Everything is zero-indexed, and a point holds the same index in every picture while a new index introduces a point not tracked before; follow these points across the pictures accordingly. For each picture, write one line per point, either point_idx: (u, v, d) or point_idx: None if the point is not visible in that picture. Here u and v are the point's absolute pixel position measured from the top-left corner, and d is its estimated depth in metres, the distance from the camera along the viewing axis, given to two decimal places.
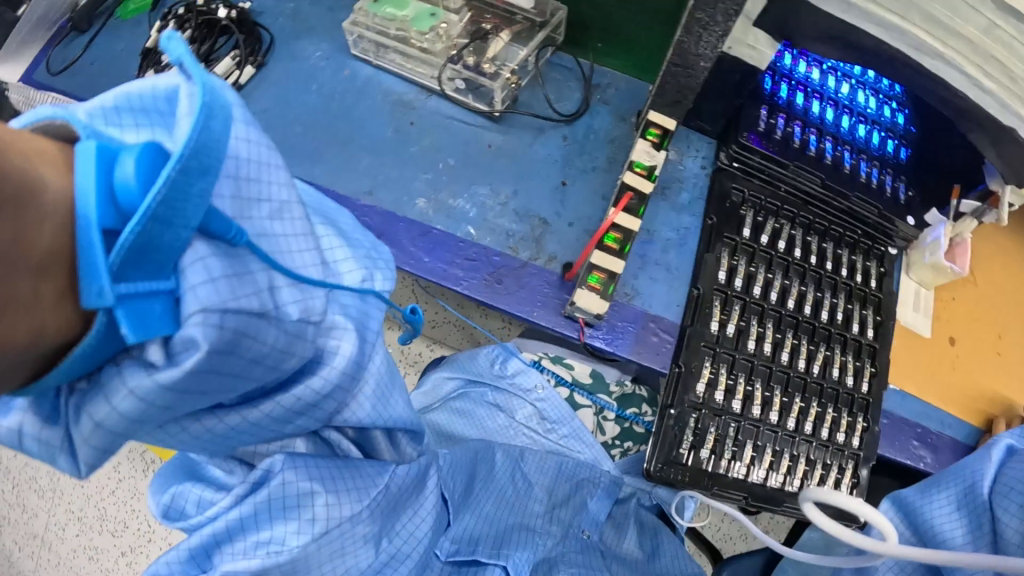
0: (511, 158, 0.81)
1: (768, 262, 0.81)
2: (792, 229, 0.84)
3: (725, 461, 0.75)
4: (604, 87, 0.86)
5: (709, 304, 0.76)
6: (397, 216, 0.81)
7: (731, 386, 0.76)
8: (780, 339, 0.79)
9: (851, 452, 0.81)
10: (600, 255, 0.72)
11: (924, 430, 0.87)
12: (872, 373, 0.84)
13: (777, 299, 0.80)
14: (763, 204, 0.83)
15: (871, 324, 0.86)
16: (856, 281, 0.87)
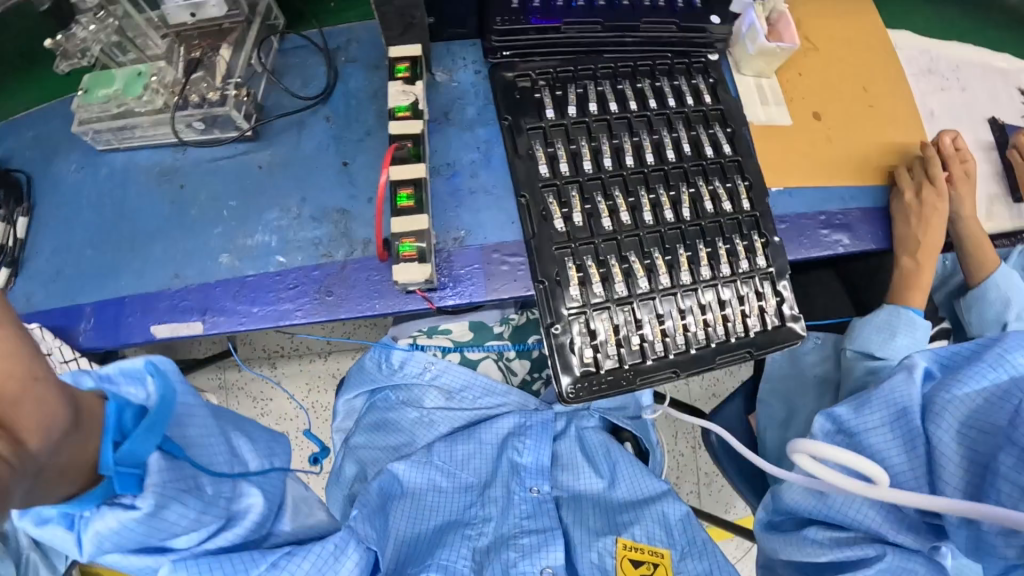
0: (285, 168, 0.75)
1: (587, 133, 0.74)
2: (598, 87, 0.77)
3: (639, 348, 0.69)
4: (345, 46, 0.79)
5: (543, 204, 0.70)
6: (210, 282, 0.76)
7: (607, 272, 0.70)
8: (635, 201, 0.74)
9: (762, 273, 0.75)
10: (400, 220, 0.63)
11: (828, 215, 0.82)
12: (747, 186, 0.79)
13: (613, 163, 0.74)
14: (556, 79, 0.76)
15: (725, 141, 0.80)
16: (689, 105, 0.81)
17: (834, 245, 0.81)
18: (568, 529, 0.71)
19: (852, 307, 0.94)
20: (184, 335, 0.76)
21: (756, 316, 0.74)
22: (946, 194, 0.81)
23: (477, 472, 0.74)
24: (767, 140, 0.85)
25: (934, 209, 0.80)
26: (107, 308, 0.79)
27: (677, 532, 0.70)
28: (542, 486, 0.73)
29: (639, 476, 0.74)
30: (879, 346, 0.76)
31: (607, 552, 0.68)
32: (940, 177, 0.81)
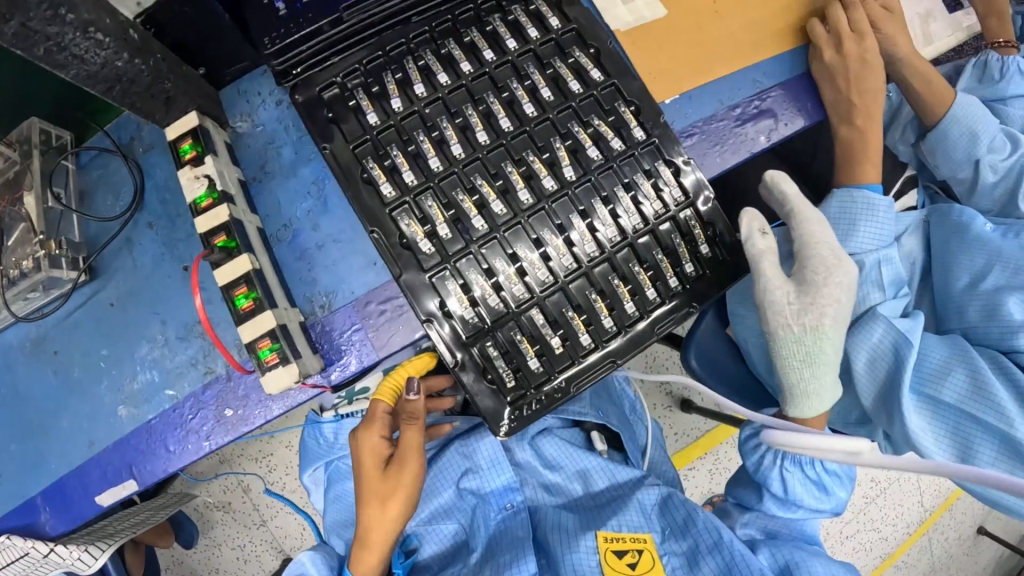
0: (134, 297, 0.68)
1: (424, 124, 0.61)
2: (419, 63, 0.63)
3: (562, 349, 0.60)
4: (136, 136, 0.71)
5: (398, 231, 0.58)
6: (121, 440, 0.70)
7: (499, 279, 0.59)
8: (505, 183, 0.60)
9: (681, 209, 0.61)
10: (248, 325, 0.56)
11: (738, 107, 0.70)
12: (635, 109, 0.62)
13: (465, 147, 0.61)
14: (365, 76, 0.62)
15: (591, 64, 0.63)
16: (535, 39, 0.63)
17: (759, 138, 0.70)
18: (548, 541, 0.72)
19: (800, 186, 0.86)
20: (128, 495, 0.72)
21: (689, 260, 0.62)
22: (870, 41, 0.72)
23: (454, 512, 0.78)
24: (642, 47, 0.70)
25: (860, 63, 0.71)
26: (53, 493, 0.74)
27: (656, 516, 0.73)
28: (514, 499, 0.77)
29: (609, 472, 0.77)
30: (839, 241, 0.73)
31: (589, 551, 0.68)
32: (859, 25, 0.72)
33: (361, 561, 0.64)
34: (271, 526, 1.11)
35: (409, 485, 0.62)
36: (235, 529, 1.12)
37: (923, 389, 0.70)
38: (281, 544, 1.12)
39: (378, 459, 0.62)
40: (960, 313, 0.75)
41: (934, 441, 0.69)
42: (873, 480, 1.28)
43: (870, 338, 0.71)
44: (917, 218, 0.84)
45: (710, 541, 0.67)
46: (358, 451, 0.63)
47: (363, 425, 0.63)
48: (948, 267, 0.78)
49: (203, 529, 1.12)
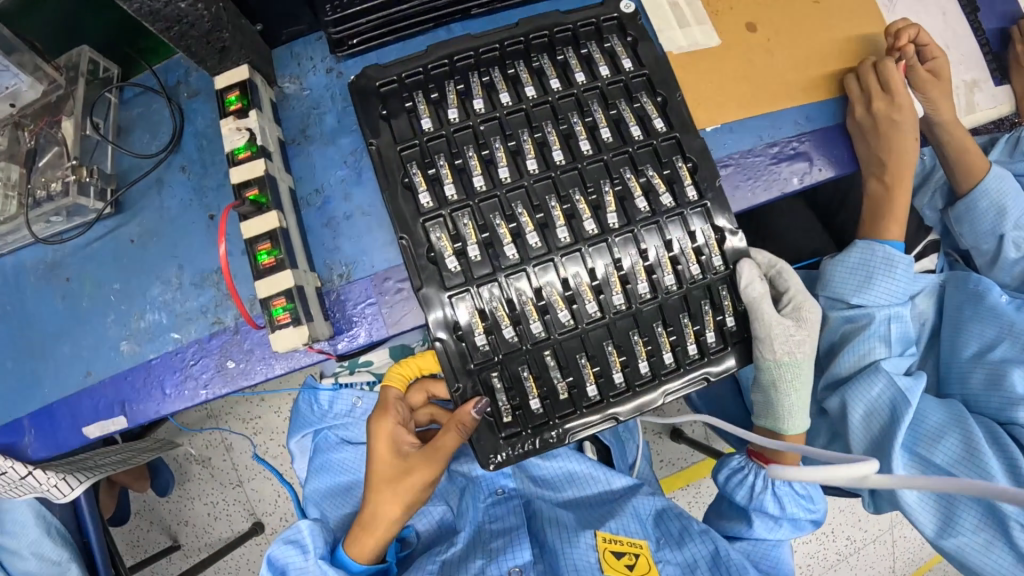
0: (154, 236, 0.69)
1: (475, 140, 0.61)
2: (483, 79, 0.63)
3: (567, 394, 0.60)
4: (183, 79, 0.72)
5: (428, 243, 0.58)
6: (118, 375, 0.71)
7: (520, 313, 0.58)
8: (546, 216, 0.59)
9: (718, 280, 0.61)
10: (265, 281, 0.57)
11: (777, 145, 0.71)
12: (692, 167, 0.61)
13: (512, 171, 0.60)
14: (428, 82, 0.63)
15: (655, 113, 0.62)
16: (604, 77, 0.63)
17: (794, 180, 0.71)
18: (544, 531, 0.73)
19: (822, 234, 0.87)
20: (116, 430, 0.72)
21: (712, 329, 0.62)
22: (905, 103, 0.72)
23: (443, 495, 0.79)
24: (692, 71, 0.71)
25: (892, 124, 0.71)
26: (40, 417, 0.75)
27: (651, 524, 0.74)
28: (505, 484, 0.78)
29: (607, 476, 0.78)
30: (851, 291, 0.74)
31: (587, 548, 0.69)
32: (896, 83, 0.71)
33: (357, 542, 0.63)
34: (246, 488, 1.11)
35: (422, 475, 0.62)
36: (213, 485, 1.12)
37: (916, 449, 0.71)
38: (253, 507, 1.12)
39: (390, 446, 0.64)
40: (963, 380, 0.76)
41: (918, 500, 0.70)
42: (848, 538, 1.28)
43: (870, 391, 0.72)
44: (934, 281, 0.85)
45: (706, 554, 0.69)
46: (371, 440, 0.65)
47: (376, 413, 0.65)
48: (956, 336, 0.79)
49: (180, 479, 1.12)
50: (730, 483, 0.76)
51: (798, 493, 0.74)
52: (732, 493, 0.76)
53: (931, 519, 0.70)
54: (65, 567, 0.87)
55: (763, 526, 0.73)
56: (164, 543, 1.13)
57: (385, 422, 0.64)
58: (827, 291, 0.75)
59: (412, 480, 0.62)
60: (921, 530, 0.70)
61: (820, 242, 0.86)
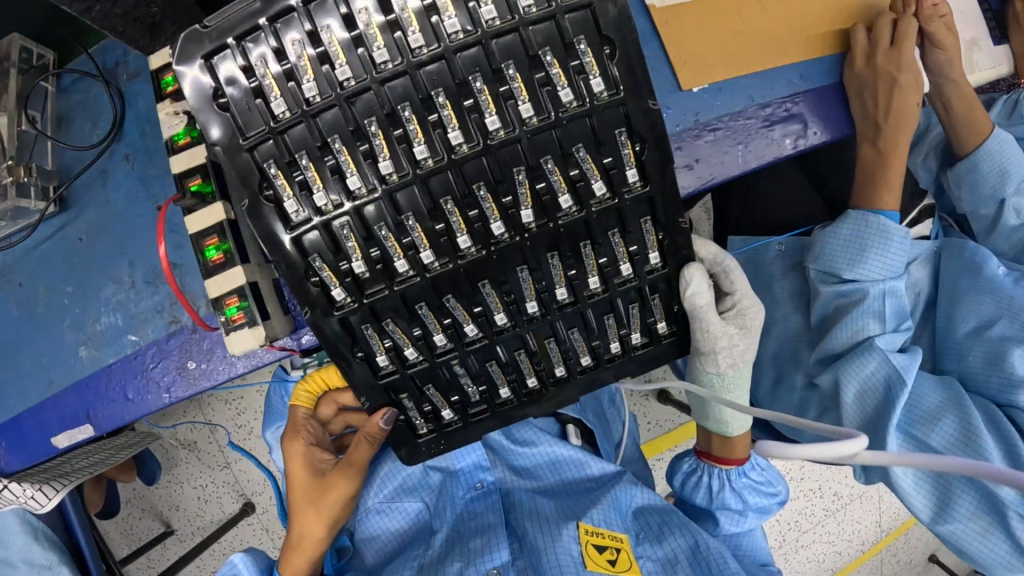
0: (104, 233, 0.65)
1: (350, 127, 0.45)
2: (351, 29, 0.43)
3: (480, 396, 0.62)
4: (122, 61, 0.66)
5: (305, 267, 0.49)
6: (77, 381, 0.68)
7: (421, 329, 0.54)
8: (446, 226, 0.49)
9: (651, 281, 0.55)
10: (214, 279, 0.53)
11: (770, 109, 0.66)
12: (638, 149, 0.48)
13: (400, 167, 0.47)
14: (274, 39, 0.43)
15: (596, 71, 0.45)
16: (527, 13, 0.44)
17: (785, 145, 0.66)
18: (522, 525, 0.70)
19: (815, 200, 0.84)
20: (84, 439, 0.70)
21: (638, 330, 0.59)
22: (908, 65, 0.68)
23: (419, 491, 0.76)
24: (677, 28, 0.65)
25: (893, 80, 0.66)
26: (10, 431, 0.73)
27: (630, 518, 0.72)
28: (484, 479, 0.76)
29: (589, 461, 0.75)
30: (845, 266, 0.70)
31: (570, 540, 0.66)
32: (904, 41, 0.67)
33: (288, 564, 0.66)
34: (233, 469, 1.11)
35: (341, 490, 0.66)
36: (199, 467, 1.12)
37: (912, 431, 0.67)
38: (243, 487, 1.12)
39: (305, 468, 0.66)
40: (960, 357, 0.73)
41: (913, 482, 0.67)
42: (835, 494, 1.26)
43: (865, 369, 0.69)
44: (928, 249, 0.83)
45: (686, 545, 0.67)
46: (287, 464, 0.67)
47: (288, 435, 0.68)
48: (953, 310, 0.76)
49: (168, 466, 1.12)
50: (687, 488, 0.75)
51: (757, 481, 0.73)
52: (691, 497, 0.75)
53: (928, 503, 0.66)
54: (57, 570, 0.87)
55: (731, 523, 0.72)
56: (157, 530, 1.17)
57: (291, 449, 0.67)
58: (818, 263, 0.73)
59: (328, 499, 0.65)
60: (916, 513, 0.67)
61: (811, 209, 0.83)
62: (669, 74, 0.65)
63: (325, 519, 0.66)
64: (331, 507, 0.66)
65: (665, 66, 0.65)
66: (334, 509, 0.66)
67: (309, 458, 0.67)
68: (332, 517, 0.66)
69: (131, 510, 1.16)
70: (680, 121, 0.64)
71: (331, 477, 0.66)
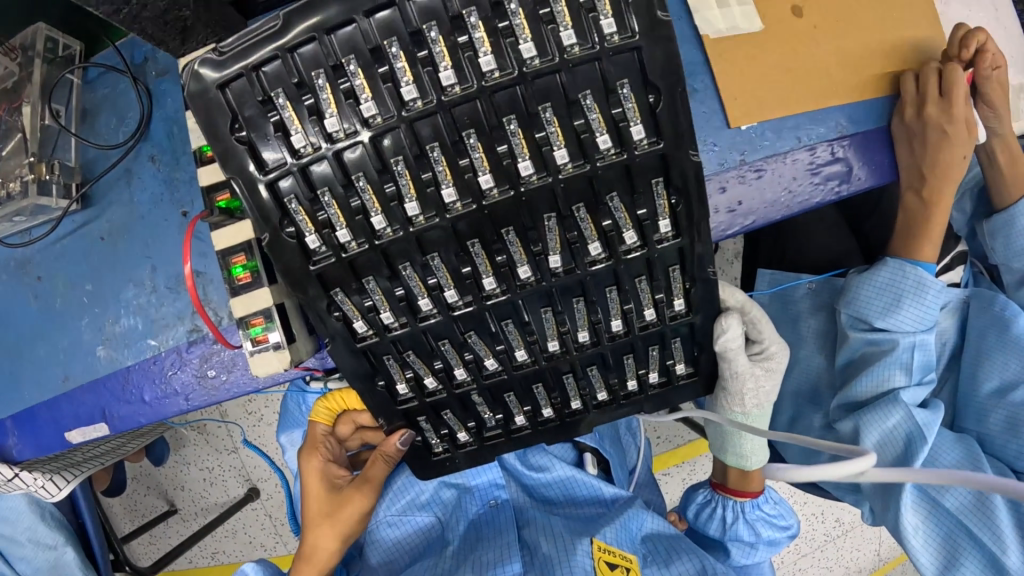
0: (125, 235, 0.64)
1: (377, 166, 0.44)
2: (379, 65, 0.41)
3: (495, 422, 0.62)
4: (150, 57, 0.64)
5: (329, 300, 0.50)
6: (94, 380, 0.67)
7: (442, 362, 0.55)
8: (471, 269, 0.49)
9: (675, 326, 0.55)
10: (240, 296, 0.53)
11: (815, 151, 0.63)
12: (675, 201, 0.47)
13: (427, 208, 0.46)
14: (297, 72, 0.41)
15: (638, 118, 0.43)
16: (571, 54, 0.40)
17: (828, 189, 0.65)
18: (537, 541, 0.68)
19: (853, 239, 0.83)
20: (100, 435, 0.70)
21: (656, 369, 0.59)
22: (959, 115, 0.66)
23: (431, 506, 0.76)
24: (728, 60, 0.61)
25: (943, 133, 0.65)
26: (22, 419, 0.73)
27: (639, 539, 0.70)
28: (499, 496, 0.76)
29: (601, 485, 0.74)
30: (877, 314, 0.70)
31: (583, 554, 0.64)
32: (956, 92, 0.64)
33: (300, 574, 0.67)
34: (242, 454, 1.09)
35: (355, 506, 0.67)
36: (207, 450, 1.11)
37: (927, 488, 0.73)
38: (248, 473, 1.11)
39: (322, 483, 0.68)
40: (981, 419, 0.78)
41: (923, 541, 0.72)
42: (838, 521, 1.27)
43: (887, 422, 0.70)
44: (960, 296, 0.85)
45: (695, 569, 0.65)
46: (304, 479, 0.69)
47: (306, 450, 0.69)
48: (978, 365, 0.79)
49: (175, 445, 1.12)
50: (701, 519, 0.75)
51: (770, 514, 0.73)
52: (704, 528, 0.75)
53: (934, 563, 0.72)
54: (62, 550, 0.88)
55: (742, 554, 0.72)
56: (162, 507, 1.18)
57: (310, 466, 0.68)
58: (849, 309, 0.72)
59: (343, 516, 0.67)
60: (924, 571, 0.72)
61: (848, 246, 0.82)
62: (719, 109, 0.61)
63: (339, 535, 0.67)
64: (346, 523, 0.67)
65: (715, 99, 0.62)
66: (348, 525, 0.67)
67: (327, 475, 0.68)
68: (345, 533, 0.68)
69: (136, 487, 1.17)
70: (726, 159, 0.60)
71: (348, 495, 0.67)
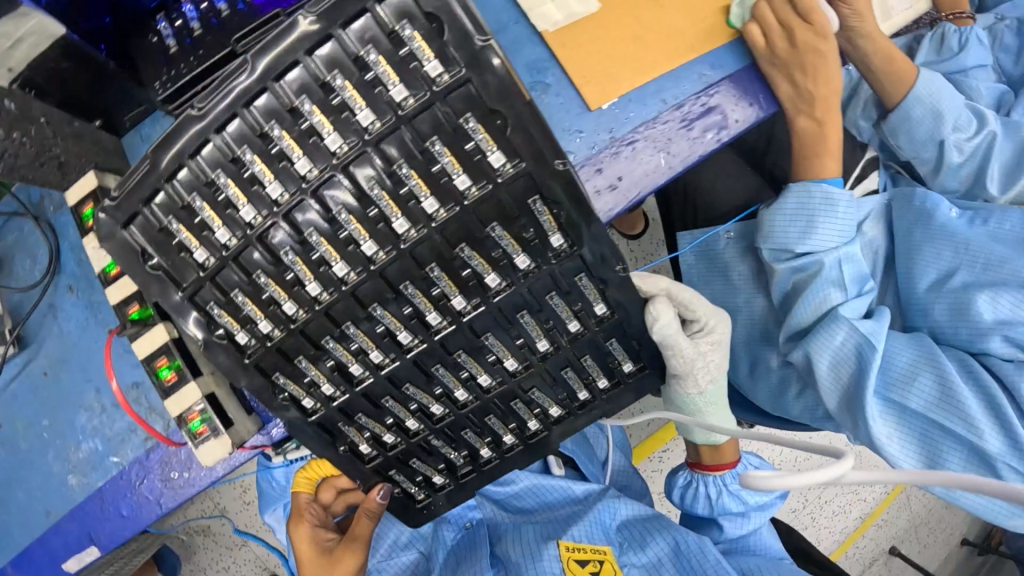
0: (65, 364, 0.67)
1: (269, 258, 0.48)
2: (241, 171, 0.45)
3: (463, 460, 0.63)
4: (47, 194, 0.67)
5: (272, 385, 0.53)
6: (72, 509, 0.69)
7: (392, 417, 0.58)
8: (384, 327, 0.52)
9: (603, 330, 0.55)
10: (171, 397, 0.56)
11: (684, 111, 0.61)
12: (557, 211, 0.47)
13: (327, 285, 0.49)
14: (176, 195, 0.45)
15: (493, 146, 0.44)
16: (408, 108, 0.42)
17: (708, 140, 0.62)
18: (507, 552, 0.70)
19: (757, 177, 0.85)
20: (93, 559, 0.71)
21: (602, 375, 0.59)
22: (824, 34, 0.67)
23: (414, 543, 0.77)
24: (573, 47, 0.59)
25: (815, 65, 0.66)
26: (22, 561, 0.74)
27: (614, 529, 0.71)
28: (472, 517, 0.78)
29: (571, 483, 0.77)
30: (797, 240, 0.71)
31: (551, 559, 0.66)
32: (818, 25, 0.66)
33: None
34: (251, 545, 1.11)
35: (347, 564, 0.67)
36: (219, 552, 1.12)
37: (892, 396, 0.74)
38: (266, 562, 1.13)
39: (312, 548, 0.69)
40: (928, 311, 0.80)
41: (899, 448, 0.73)
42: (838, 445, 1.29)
43: (833, 340, 0.71)
44: (880, 202, 0.89)
45: (669, 547, 0.68)
46: (296, 550, 0.70)
47: (293, 521, 0.71)
48: (914, 260, 0.82)
49: (186, 554, 1.12)
50: (685, 500, 0.74)
51: (754, 480, 0.73)
52: (693, 508, 0.74)
53: (916, 465, 0.73)
54: None
55: (733, 525, 0.72)
56: None
57: (299, 533, 0.70)
58: (769, 243, 0.74)
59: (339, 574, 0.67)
60: None
61: (756, 184, 0.84)
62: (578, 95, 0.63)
63: None
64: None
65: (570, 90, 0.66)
66: None
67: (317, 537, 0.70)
68: None
69: None
70: (595, 142, 0.58)
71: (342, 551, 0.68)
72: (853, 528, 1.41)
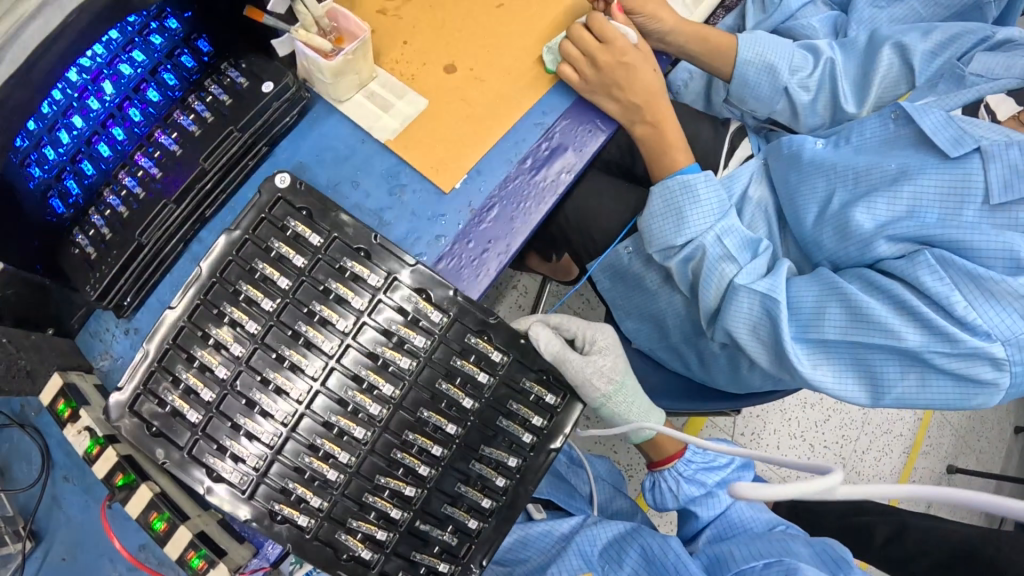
0: (76, 545, 0.74)
1: (242, 401, 0.59)
2: (207, 341, 0.59)
3: (456, 539, 0.63)
4: (25, 401, 0.75)
5: (270, 512, 0.58)
6: None
7: (377, 511, 0.60)
8: (339, 429, 0.59)
9: (509, 371, 0.64)
10: (169, 543, 0.62)
11: (531, 156, 0.71)
12: (428, 295, 0.62)
13: (289, 408, 0.59)
14: (166, 374, 0.59)
15: (366, 270, 0.60)
16: (304, 267, 0.60)
17: (560, 177, 0.71)
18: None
19: (630, 189, 0.98)
20: None
21: (534, 413, 0.65)
22: (625, 51, 0.80)
23: None
24: (416, 147, 0.69)
25: (626, 78, 0.79)
26: None
27: (596, 556, 0.85)
28: None
29: (554, 525, 0.91)
30: (671, 236, 0.82)
31: None
32: (619, 47, 0.79)
33: None
34: None
35: None
36: None
37: (810, 335, 0.77)
38: None
39: None
40: (818, 241, 0.85)
41: (837, 378, 0.76)
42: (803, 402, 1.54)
43: (741, 309, 0.79)
44: (759, 164, 0.96)
45: (639, 556, 0.84)
46: None
47: None
48: (797, 201, 0.88)
49: None
50: (658, 498, 0.93)
51: (702, 463, 0.92)
52: (665, 504, 0.93)
53: (859, 387, 0.76)
54: None
55: (705, 508, 0.89)
56: None
57: None
58: (655, 247, 0.85)
59: None
60: (857, 400, 0.77)
61: (631, 194, 0.98)
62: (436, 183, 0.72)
63: None
64: None
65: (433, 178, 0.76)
66: None
67: None
68: None
69: None
70: (459, 220, 0.68)
71: None
72: (904, 462, 1.60)
